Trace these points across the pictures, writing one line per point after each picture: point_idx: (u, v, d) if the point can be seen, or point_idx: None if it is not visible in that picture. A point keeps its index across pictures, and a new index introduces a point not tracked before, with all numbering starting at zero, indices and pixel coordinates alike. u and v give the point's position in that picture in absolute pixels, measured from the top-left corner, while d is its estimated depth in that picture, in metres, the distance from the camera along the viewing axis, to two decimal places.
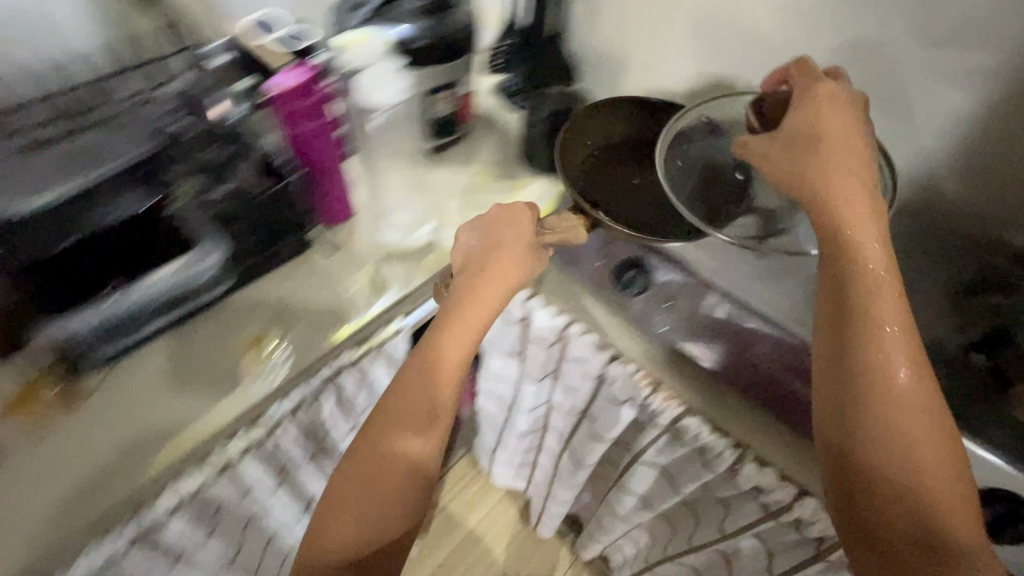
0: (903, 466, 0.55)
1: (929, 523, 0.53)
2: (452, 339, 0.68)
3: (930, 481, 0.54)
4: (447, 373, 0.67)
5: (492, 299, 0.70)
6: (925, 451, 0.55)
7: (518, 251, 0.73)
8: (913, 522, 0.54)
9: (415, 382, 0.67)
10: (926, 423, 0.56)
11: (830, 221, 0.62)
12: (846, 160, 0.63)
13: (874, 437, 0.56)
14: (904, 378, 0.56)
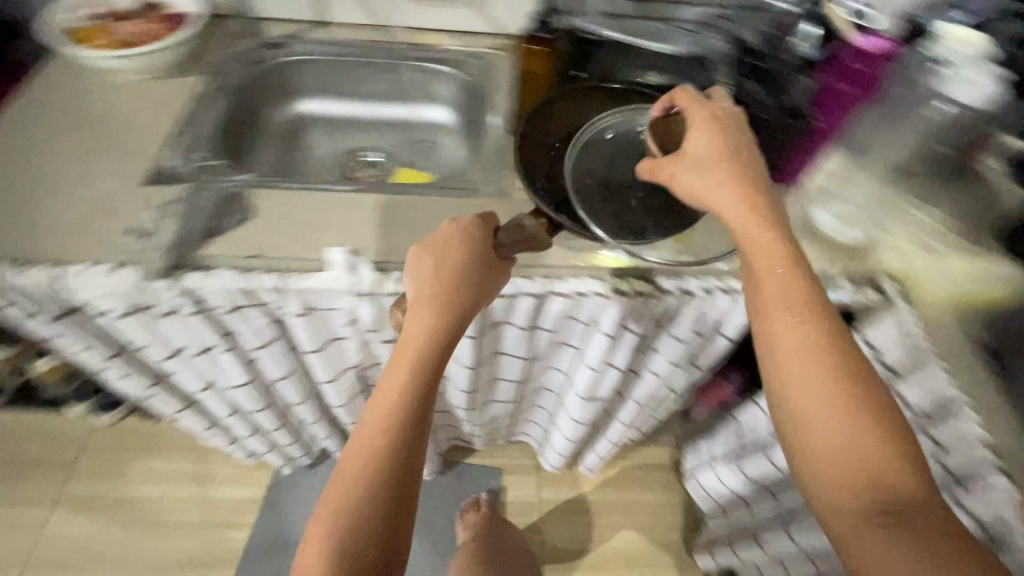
0: (814, 399, 0.58)
1: (857, 444, 0.56)
2: (392, 412, 0.61)
3: (853, 454, 0.56)
4: (400, 401, 0.61)
5: (404, 385, 0.62)
6: (777, 312, 0.61)
7: (418, 320, 0.65)
8: (837, 448, 0.56)
9: (368, 429, 0.61)
10: (788, 291, 0.61)
11: (715, 179, 0.64)
12: (730, 149, 0.65)
13: (781, 324, 0.61)
14: (788, 254, 0.62)
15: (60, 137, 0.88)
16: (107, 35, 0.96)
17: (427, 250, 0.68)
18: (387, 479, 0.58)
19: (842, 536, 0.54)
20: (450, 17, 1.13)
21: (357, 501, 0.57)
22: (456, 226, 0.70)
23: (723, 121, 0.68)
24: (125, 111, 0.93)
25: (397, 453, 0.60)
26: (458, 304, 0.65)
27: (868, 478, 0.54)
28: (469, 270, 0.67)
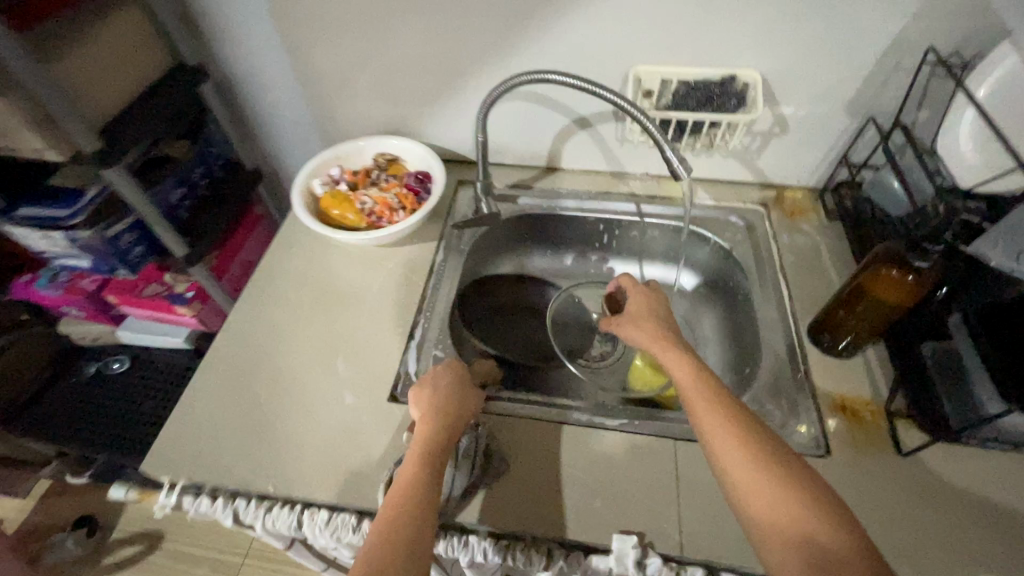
0: (786, 515, 0.49)
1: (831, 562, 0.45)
2: (403, 490, 0.54)
3: (788, 515, 0.49)
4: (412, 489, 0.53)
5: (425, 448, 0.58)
6: (712, 426, 0.56)
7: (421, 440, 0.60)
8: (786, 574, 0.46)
9: (387, 510, 0.52)
10: (720, 441, 0.55)
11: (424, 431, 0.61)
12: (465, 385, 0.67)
13: (738, 453, 0.54)
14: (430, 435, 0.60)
15: (309, 330, 0.80)
16: (358, 205, 0.89)
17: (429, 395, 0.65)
18: (405, 544, 0.49)
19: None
20: (717, 166, 0.96)
21: (377, 529, 0.50)
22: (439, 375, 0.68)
23: (650, 296, 0.79)
24: (375, 290, 0.86)
25: (407, 499, 0.53)
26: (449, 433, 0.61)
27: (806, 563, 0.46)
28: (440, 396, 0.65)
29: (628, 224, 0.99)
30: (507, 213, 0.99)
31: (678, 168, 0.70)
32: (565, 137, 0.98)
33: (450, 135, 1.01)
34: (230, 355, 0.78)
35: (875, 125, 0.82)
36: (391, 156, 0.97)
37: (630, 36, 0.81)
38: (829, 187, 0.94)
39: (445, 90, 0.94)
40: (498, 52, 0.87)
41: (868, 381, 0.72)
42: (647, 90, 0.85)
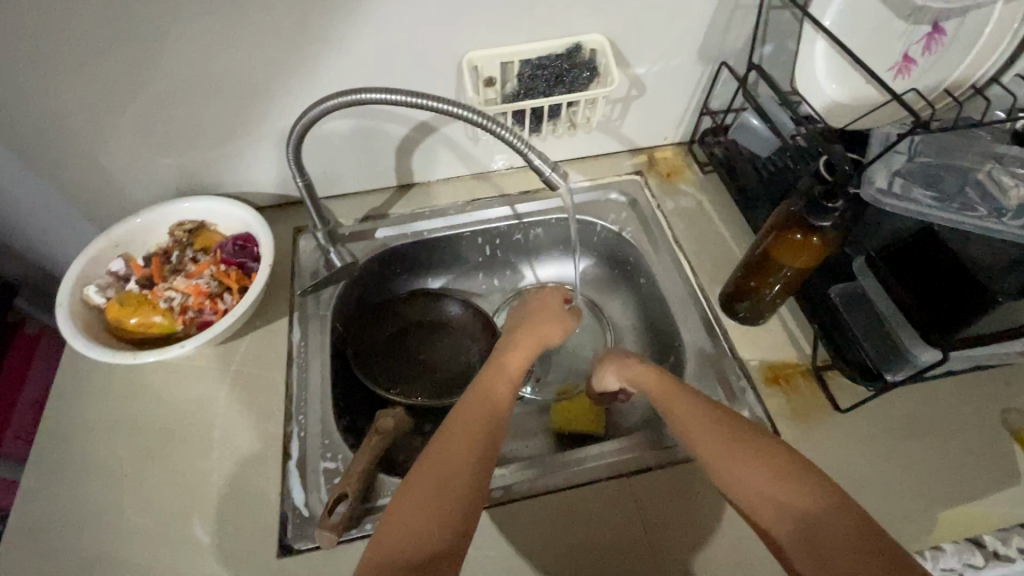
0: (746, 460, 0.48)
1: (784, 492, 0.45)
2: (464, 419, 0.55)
3: (766, 488, 0.46)
4: (468, 439, 0.52)
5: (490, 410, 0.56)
6: (679, 419, 0.55)
7: (501, 388, 0.60)
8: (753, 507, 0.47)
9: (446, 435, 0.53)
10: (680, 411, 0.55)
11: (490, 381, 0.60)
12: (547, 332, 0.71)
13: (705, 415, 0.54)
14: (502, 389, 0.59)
15: (145, 496, 0.60)
16: (164, 304, 0.68)
17: (544, 310, 0.74)
18: (474, 479, 0.49)
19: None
20: (584, 143, 0.87)
21: (419, 482, 0.48)
22: (557, 327, 0.73)
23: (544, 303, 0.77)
24: (224, 404, 0.66)
25: (460, 453, 0.51)
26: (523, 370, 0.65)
27: (764, 506, 0.46)
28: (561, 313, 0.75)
29: (508, 229, 0.86)
30: (365, 254, 0.81)
31: (553, 176, 0.63)
32: (408, 147, 0.82)
33: (268, 176, 0.81)
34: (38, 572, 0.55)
35: (729, 69, 0.77)
36: (192, 224, 0.74)
37: (449, 17, 0.67)
38: (697, 138, 0.88)
39: (242, 123, 0.74)
40: (294, 62, 0.69)
41: (790, 342, 0.69)
42: (489, 78, 0.72)
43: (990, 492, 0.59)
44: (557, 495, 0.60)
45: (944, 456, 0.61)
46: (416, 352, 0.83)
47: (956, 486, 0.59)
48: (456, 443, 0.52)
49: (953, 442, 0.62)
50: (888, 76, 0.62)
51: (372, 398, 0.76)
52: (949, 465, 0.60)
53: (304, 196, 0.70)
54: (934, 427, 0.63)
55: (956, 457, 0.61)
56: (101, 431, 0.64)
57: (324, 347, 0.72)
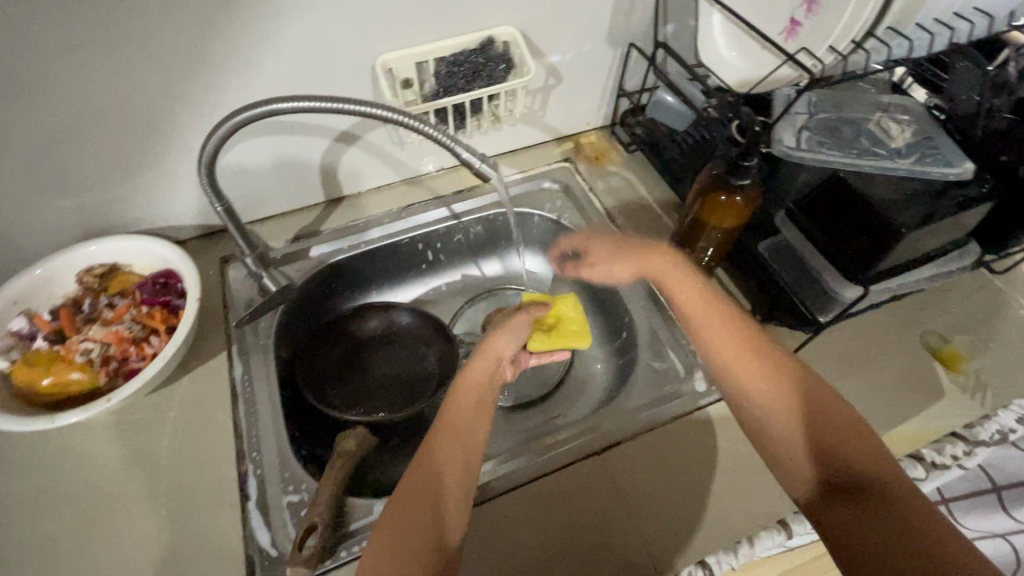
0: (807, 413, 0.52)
1: (840, 446, 0.49)
2: (452, 444, 0.53)
3: (801, 439, 0.51)
4: (440, 474, 0.50)
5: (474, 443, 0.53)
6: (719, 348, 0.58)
7: (473, 416, 0.55)
8: (789, 450, 0.52)
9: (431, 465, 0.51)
10: (732, 342, 0.58)
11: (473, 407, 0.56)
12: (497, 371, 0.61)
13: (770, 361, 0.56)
14: (480, 412, 0.56)
15: (89, 570, 0.54)
16: (82, 358, 0.61)
17: (497, 334, 0.65)
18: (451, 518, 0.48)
19: (830, 524, 0.47)
20: (511, 137, 0.87)
21: (405, 514, 0.48)
22: (503, 341, 0.65)
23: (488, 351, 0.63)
24: (167, 456, 0.61)
25: (435, 488, 0.49)
26: (489, 396, 0.58)
27: (805, 453, 0.51)
28: (517, 328, 0.67)
29: (447, 230, 0.85)
30: (302, 275, 0.78)
31: (484, 167, 0.62)
32: (332, 159, 0.80)
33: (182, 207, 0.76)
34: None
35: (638, 50, 0.80)
36: (102, 268, 0.68)
37: (355, 19, 0.65)
38: (618, 120, 0.91)
39: (144, 153, 0.68)
40: (193, 82, 0.64)
41: (730, 301, 0.73)
42: (406, 80, 0.71)
43: (920, 407, 0.64)
44: (534, 485, 0.60)
45: (878, 381, 0.66)
46: (370, 369, 0.80)
47: (892, 406, 0.64)
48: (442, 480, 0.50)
49: (884, 367, 0.67)
50: (781, 39, 0.67)
51: (331, 422, 0.73)
52: (882, 387, 0.66)
53: (226, 223, 0.65)
54: (866, 356, 0.68)
55: (888, 379, 0.66)
56: (26, 509, 0.57)
57: (271, 377, 0.68)
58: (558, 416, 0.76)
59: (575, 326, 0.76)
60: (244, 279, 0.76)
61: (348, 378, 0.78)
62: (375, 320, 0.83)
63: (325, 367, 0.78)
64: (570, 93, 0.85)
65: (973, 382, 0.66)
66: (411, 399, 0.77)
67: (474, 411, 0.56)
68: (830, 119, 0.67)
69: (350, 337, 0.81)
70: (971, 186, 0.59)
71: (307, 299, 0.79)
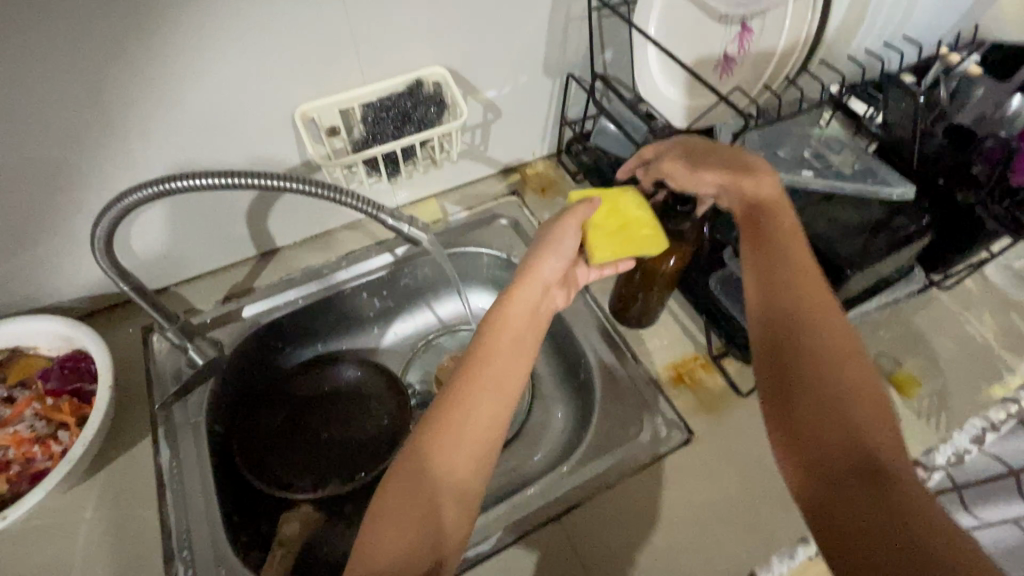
0: (843, 388, 0.45)
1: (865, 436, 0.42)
2: (475, 396, 0.46)
3: (841, 386, 0.45)
4: (461, 431, 0.45)
5: (495, 402, 0.46)
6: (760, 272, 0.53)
7: (504, 369, 0.48)
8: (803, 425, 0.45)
9: (454, 411, 0.45)
10: (802, 270, 0.51)
11: (498, 355, 0.48)
12: (531, 318, 0.52)
13: (823, 327, 0.48)
14: (508, 369, 0.48)
15: None
16: None
17: (540, 251, 0.54)
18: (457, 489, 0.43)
19: (818, 503, 0.42)
20: (453, 174, 0.84)
21: (403, 477, 0.44)
22: (551, 264, 0.54)
23: (530, 279, 0.53)
24: (84, 563, 0.55)
25: (446, 451, 0.44)
26: (519, 343, 0.50)
27: (820, 432, 0.44)
28: (564, 245, 0.55)
29: (392, 276, 0.81)
30: (234, 340, 0.72)
31: (411, 230, 0.62)
32: (260, 211, 0.74)
33: (95, 274, 0.69)
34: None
35: (577, 80, 0.77)
36: (1, 355, 0.61)
37: (267, 69, 0.60)
38: (564, 149, 0.88)
39: (39, 225, 0.62)
40: (90, 146, 0.58)
41: (686, 336, 0.71)
42: (332, 128, 0.67)
43: None
44: (492, 561, 0.56)
45: None
46: (317, 431, 0.75)
47: None
48: (450, 440, 0.44)
49: None
50: (715, 75, 0.66)
51: (274, 499, 0.68)
52: None
53: (136, 299, 0.60)
54: None
55: None
56: None
57: (201, 460, 0.63)
58: (520, 468, 0.73)
59: (647, 226, 0.58)
60: (169, 349, 0.70)
61: (293, 443, 0.73)
62: (320, 376, 0.78)
63: (268, 434, 0.73)
64: (511, 127, 0.82)
65: (927, 406, 0.66)
66: (362, 460, 0.72)
67: (503, 359, 0.48)
68: (771, 149, 0.67)
69: (295, 397, 0.76)
70: (912, 217, 0.58)
71: (244, 362, 0.74)
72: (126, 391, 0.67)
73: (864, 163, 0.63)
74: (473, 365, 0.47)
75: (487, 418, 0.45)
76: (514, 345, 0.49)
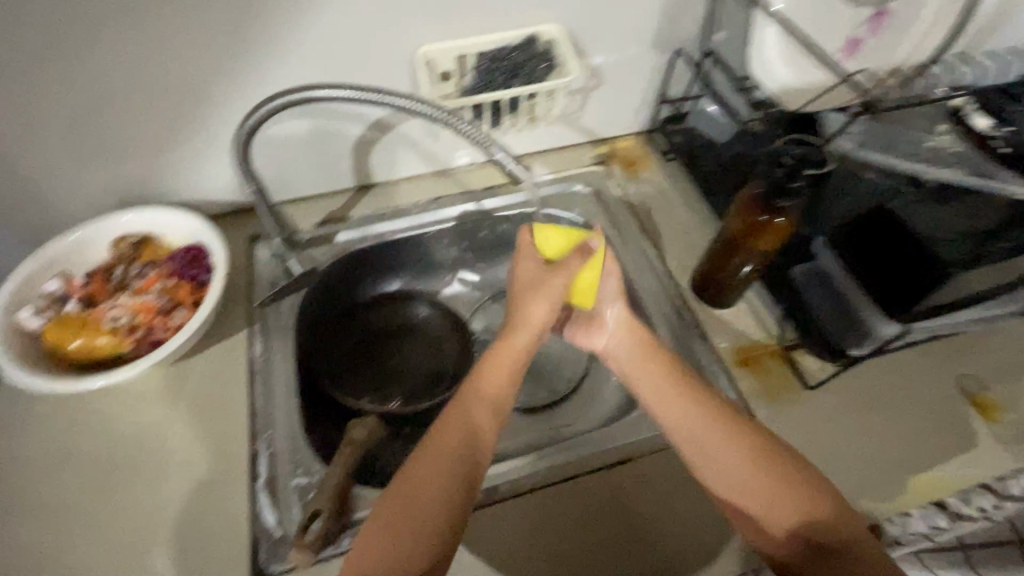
0: (798, 471, 0.50)
1: (816, 510, 0.49)
2: (455, 438, 0.52)
3: (797, 472, 0.50)
4: (449, 465, 0.50)
5: (476, 438, 0.53)
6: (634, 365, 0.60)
7: (484, 414, 0.55)
8: (752, 509, 0.50)
9: (441, 445, 0.52)
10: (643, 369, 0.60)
11: (479, 407, 0.55)
12: (510, 370, 0.58)
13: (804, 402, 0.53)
14: (488, 414, 0.55)
15: (106, 530, 0.56)
16: (110, 324, 0.64)
17: (535, 296, 0.61)
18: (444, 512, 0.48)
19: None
20: (546, 136, 0.86)
21: (398, 505, 0.48)
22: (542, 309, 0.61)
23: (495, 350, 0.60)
24: (185, 427, 0.63)
25: (436, 484, 0.50)
26: (494, 396, 0.56)
27: (772, 509, 0.49)
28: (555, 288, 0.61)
29: (474, 226, 0.84)
30: (327, 260, 0.78)
31: (515, 169, 0.63)
32: (365, 146, 0.80)
33: (217, 182, 0.77)
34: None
35: (685, 56, 0.77)
36: (136, 238, 0.70)
37: (402, 8, 0.65)
38: (657, 126, 0.89)
39: (184, 129, 0.69)
40: (236, 62, 0.65)
41: (757, 323, 0.71)
42: (445, 72, 0.70)
43: (948, 450, 0.62)
44: (539, 495, 0.60)
45: (898, 430, 0.63)
46: (387, 359, 0.80)
47: (922, 448, 0.62)
48: (437, 477, 0.50)
49: (915, 407, 0.65)
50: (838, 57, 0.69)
51: (343, 408, 0.74)
52: (911, 428, 0.63)
53: (258, 201, 0.67)
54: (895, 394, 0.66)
55: (919, 419, 0.64)
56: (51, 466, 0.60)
57: (288, 359, 0.69)
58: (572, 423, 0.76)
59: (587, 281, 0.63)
60: (270, 259, 0.76)
61: (365, 365, 0.79)
62: (396, 309, 0.83)
63: (346, 352, 0.79)
64: (611, 96, 0.83)
65: (1007, 433, 0.63)
66: (426, 390, 0.77)
67: (482, 405, 0.55)
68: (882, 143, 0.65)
69: (369, 325, 0.82)
70: None
71: (335, 284, 0.80)
72: (232, 288, 0.74)
73: (979, 163, 0.62)
74: (459, 412, 0.54)
75: (469, 452, 0.52)
76: (492, 395, 0.56)
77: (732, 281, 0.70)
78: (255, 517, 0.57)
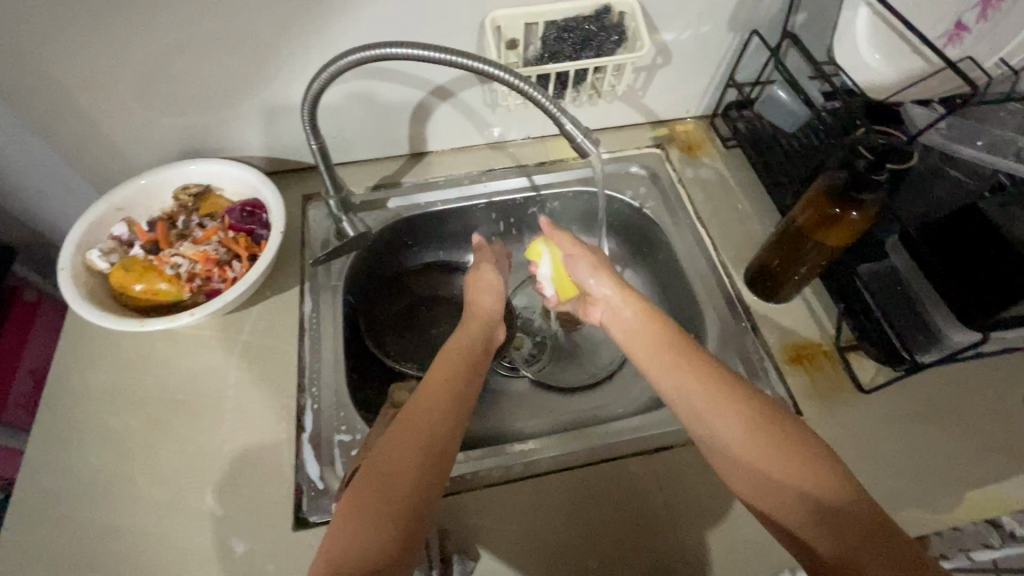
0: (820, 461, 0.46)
1: (849, 503, 0.44)
2: (417, 422, 0.49)
3: (819, 463, 0.46)
4: (411, 448, 0.47)
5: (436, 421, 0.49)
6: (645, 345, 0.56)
7: (442, 396, 0.52)
8: (779, 507, 0.45)
9: (404, 429, 0.49)
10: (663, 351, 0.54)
11: (438, 393, 0.52)
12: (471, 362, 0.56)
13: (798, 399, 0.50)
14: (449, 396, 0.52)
15: (159, 466, 0.59)
16: (171, 270, 0.66)
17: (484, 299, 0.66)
18: (412, 497, 0.45)
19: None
20: (605, 113, 0.84)
21: (359, 497, 0.45)
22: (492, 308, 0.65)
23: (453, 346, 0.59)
24: (236, 375, 0.65)
25: (402, 466, 0.46)
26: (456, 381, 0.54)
27: (798, 490, 0.45)
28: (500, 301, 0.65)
29: (524, 201, 0.84)
30: (377, 225, 0.79)
31: (584, 142, 0.60)
32: (422, 113, 0.79)
33: (276, 139, 0.78)
34: (52, 547, 0.55)
35: (761, 38, 0.74)
36: (197, 188, 0.71)
37: None
38: (721, 111, 0.85)
39: (249, 84, 0.70)
40: (305, 19, 0.64)
41: (812, 321, 0.69)
42: (512, 40, 0.69)
43: (1007, 470, 0.59)
44: (578, 472, 0.60)
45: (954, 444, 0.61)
46: (429, 327, 0.81)
47: (978, 465, 0.60)
48: (400, 459, 0.46)
49: (975, 422, 0.62)
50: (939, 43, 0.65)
51: (384, 371, 0.75)
52: (968, 442, 0.61)
53: (318, 160, 0.67)
54: (954, 407, 0.63)
55: (978, 434, 0.61)
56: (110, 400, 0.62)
57: (336, 319, 0.70)
58: (608, 406, 0.75)
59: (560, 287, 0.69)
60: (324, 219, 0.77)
61: (407, 331, 0.80)
62: (441, 280, 0.85)
63: (389, 316, 0.80)
64: (677, 76, 0.80)
65: None
66: None
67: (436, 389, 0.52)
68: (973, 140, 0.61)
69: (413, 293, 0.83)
70: None
71: (384, 248, 0.81)
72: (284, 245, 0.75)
73: None
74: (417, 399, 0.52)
75: (432, 433, 0.48)
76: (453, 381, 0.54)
77: (788, 275, 0.68)
78: (299, 467, 0.59)
